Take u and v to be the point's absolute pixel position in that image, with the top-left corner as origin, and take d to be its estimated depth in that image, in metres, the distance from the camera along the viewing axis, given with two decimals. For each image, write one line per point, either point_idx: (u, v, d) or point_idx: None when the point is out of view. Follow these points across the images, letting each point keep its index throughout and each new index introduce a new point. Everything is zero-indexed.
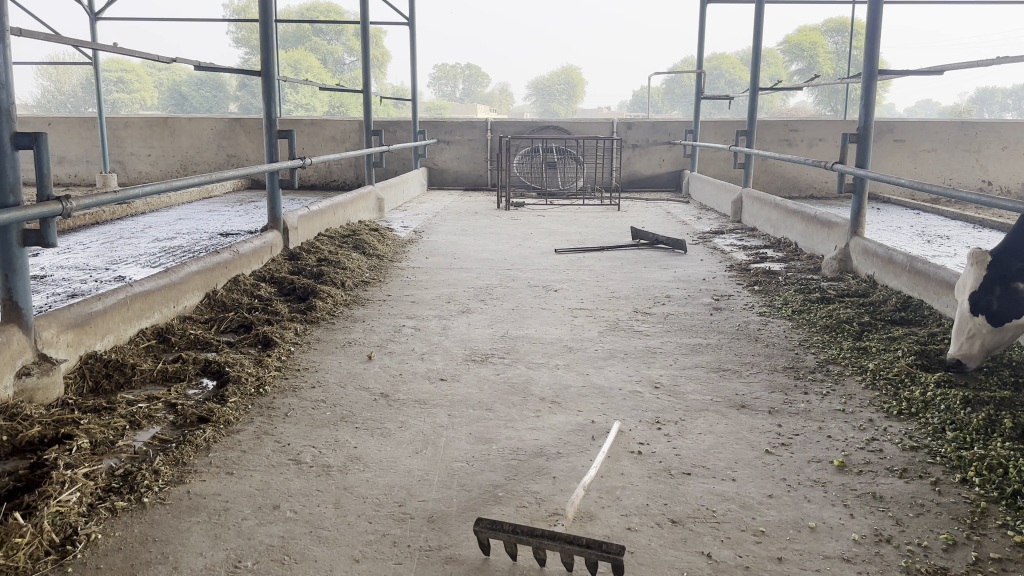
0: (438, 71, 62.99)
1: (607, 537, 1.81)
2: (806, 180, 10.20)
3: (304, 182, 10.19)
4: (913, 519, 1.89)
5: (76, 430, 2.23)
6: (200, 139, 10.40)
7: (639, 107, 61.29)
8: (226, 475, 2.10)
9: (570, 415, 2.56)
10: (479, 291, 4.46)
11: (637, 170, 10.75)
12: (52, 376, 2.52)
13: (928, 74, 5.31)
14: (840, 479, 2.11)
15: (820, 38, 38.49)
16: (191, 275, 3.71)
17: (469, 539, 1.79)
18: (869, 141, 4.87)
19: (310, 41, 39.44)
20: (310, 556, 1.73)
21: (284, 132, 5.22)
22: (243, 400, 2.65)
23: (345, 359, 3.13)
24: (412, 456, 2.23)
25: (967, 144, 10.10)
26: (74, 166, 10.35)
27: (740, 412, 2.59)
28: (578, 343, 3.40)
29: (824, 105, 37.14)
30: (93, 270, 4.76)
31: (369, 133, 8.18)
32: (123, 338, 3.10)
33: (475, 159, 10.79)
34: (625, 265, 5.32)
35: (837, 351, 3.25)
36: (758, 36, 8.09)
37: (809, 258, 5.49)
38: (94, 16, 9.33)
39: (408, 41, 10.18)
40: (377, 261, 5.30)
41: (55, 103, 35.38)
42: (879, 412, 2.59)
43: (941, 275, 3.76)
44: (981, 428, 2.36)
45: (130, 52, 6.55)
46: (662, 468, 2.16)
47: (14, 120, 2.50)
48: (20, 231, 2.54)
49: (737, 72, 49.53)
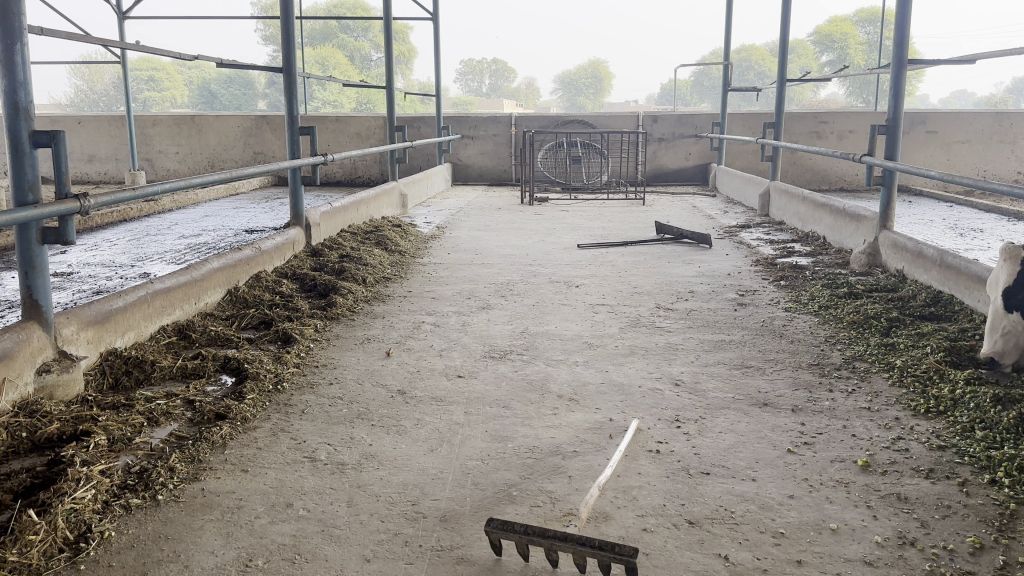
0: (465, 67, 63.30)
1: (622, 538, 1.77)
2: (835, 173, 10.03)
3: (329, 178, 10.25)
4: (939, 521, 1.83)
5: (95, 427, 2.26)
6: (227, 136, 10.50)
7: (666, 100, 61.39)
8: (241, 472, 2.10)
9: (588, 413, 2.52)
10: (500, 287, 4.44)
11: (663, 163, 10.64)
12: (72, 373, 2.55)
13: (958, 63, 5.19)
14: (864, 479, 2.05)
15: (852, 29, 37.97)
16: (212, 272, 3.73)
17: (482, 540, 1.77)
18: (899, 133, 4.74)
19: (336, 38, 39.75)
20: (320, 555, 1.72)
21: (307, 129, 5.22)
22: (260, 396, 2.66)
23: (364, 356, 3.13)
24: (427, 454, 2.22)
25: (1002, 135, 9.85)
26: (103, 164, 10.51)
27: (762, 411, 2.54)
28: (599, 339, 3.38)
29: (856, 97, 36.58)
30: (119, 267, 4.81)
31: (393, 129, 8.18)
32: (143, 334, 3.12)
33: (499, 154, 10.76)
34: (649, 260, 5.26)
35: (864, 347, 3.18)
36: (785, 25, 7.94)
37: (836, 252, 5.38)
38: (123, 15, 9.46)
39: (432, 36, 10.17)
40: (399, 257, 5.31)
41: (89, 102, 36.27)
42: (906, 410, 2.52)
43: (973, 269, 3.66)
44: (1012, 427, 2.28)
45: (156, 51, 6.63)
46: (680, 468, 2.12)
47: (33, 118, 2.53)
48: (38, 229, 2.57)
49: (766, 65, 49.02)
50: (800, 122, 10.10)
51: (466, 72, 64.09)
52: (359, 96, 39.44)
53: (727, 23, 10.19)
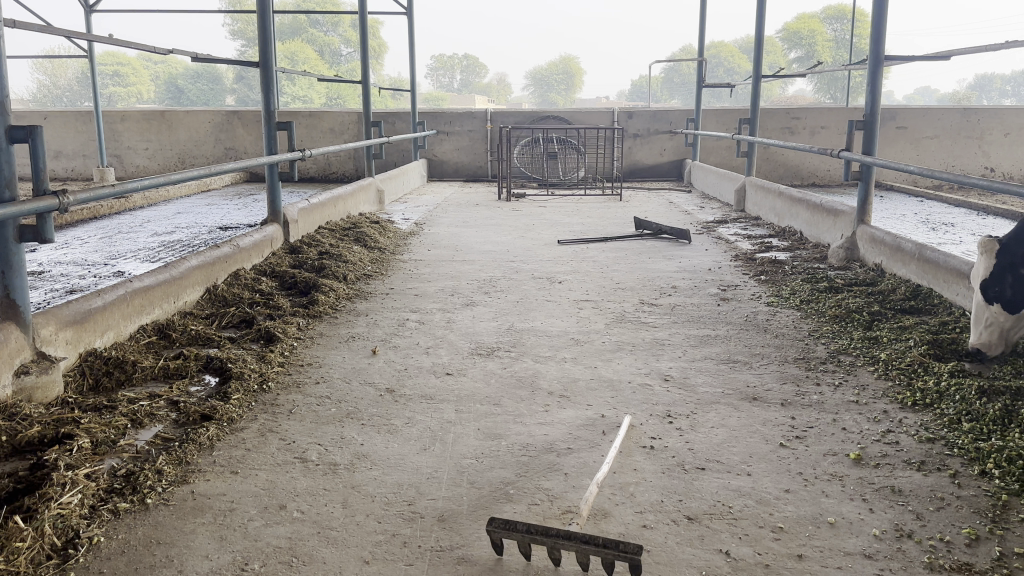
0: (437, 62, 63.12)
1: (622, 535, 1.76)
2: (808, 169, 10.15)
3: (303, 174, 10.13)
4: (934, 513, 1.85)
5: (77, 430, 2.20)
6: (198, 133, 10.34)
7: (638, 97, 61.96)
8: (231, 474, 2.06)
9: (580, 409, 2.51)
10: (482, 283, 4.41)
11: (638, 159, 10.68)
12: (52, 374, 2.48)
13: (933, 59, 5.27)
14: (857, 472, 2.06)
15: (820, 26, 38.57)
16: (190, 270, 3.66)
17: (482, 539, 1.75)
18: (876, 128, 4.76)
19: (306, 32, 39.37)
20: (318, 557, 1.68)
21: (284, 124, 5.09)
22: (246, 397, 2.61)
23: (349, 354, 3.09)
24: (420, 453, 2.19)
25: (968, 131, 10.04)
26: (70, 161, 10.28)
27: (752, 405, 2.55)
28: (585, 335, 3.37)
29: (824, 93, 37.11)
30: (91, 266, 4.70)
31: (369, 124, 8.07)
32: (122, 334, 3.05)
33: (475, 150, 10.71)
34: (630, 255, 5.27)
35: (848, 340, 3.21)
36: (760, 22, 7.99)
37: (815, 247, 5.42)
38: (90, 8, 9.25)
39: (407, 31, 10.09)
40: (379, 254, 5.26)
41: (51, 97, 35.65)
42: (893, 403, 2.55)
43: (952, 263, 3.70)
44: (998, 419, 2.32)
45: (125, 44, 6.49)
46: (675, 463, 2.12)
47: (8, 113, 2.46)
48: (15, 227, 2.50)
49: (737, 62, 49.56)
50: (774, 117, 10.19)
51: (438, 68, 63.91)
52: (329, 91, 39.10)
53: (701, 20, 10.24)
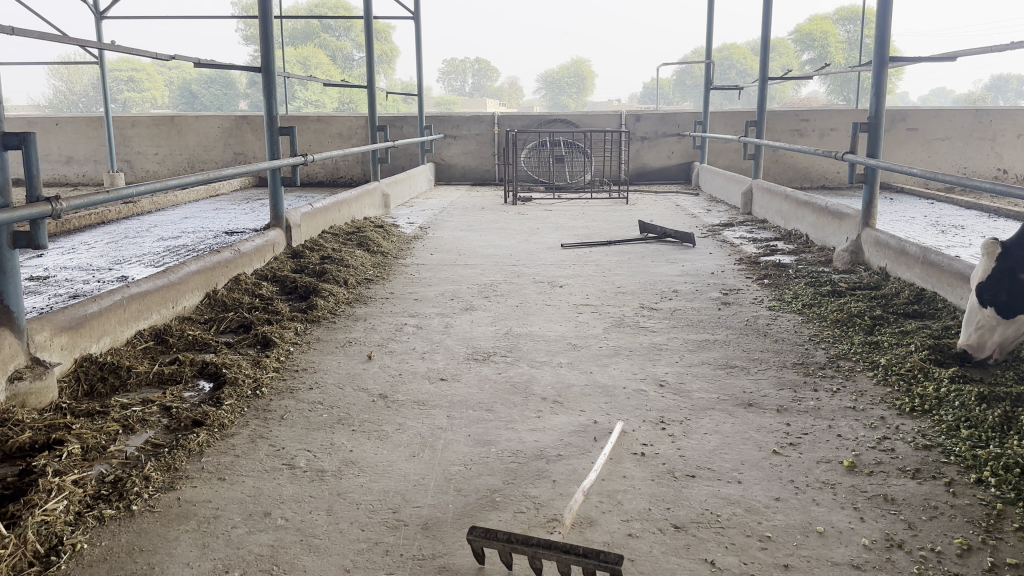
0: (449, 66, 63.34)
1: (607, 544, 1.74)
2: (817, 171, 10.08)
3: (311, 178, 10.18)
4: (926, 522, 1.81)
5: (67, 436, 2.20)
6: (207, 137, 10.39)
7: (650, 99, 61.98)
8: (218, 481, 2.05)
9: (572, 415, 2.49)
10: (483, 288, 4.40)
11: (646, 162, 10.65)
12: (46, 380, 2.49)
13: (938, 60, 5.23)
14: (850, 480, 2.03)
15: (832, 28, 38.44)
16: (190, 275, 3.67)
17: (464, 548, 1.73)
18: (881, 130, 4.69)
19: (318, 38, 39.60)
20: (298, 566, 1.67)
21: (286, 129, 5.08)
22: (239, 403, 2.60)
23: (345, 360, 3.08)
24: (409, 459, 2.18)
25: (980, 132, 9.94)
26: (82, 166, 10.37)
27: (747, 411, 2.52)
28: (583, 339, 3.35)
29: (836, 95, 37.03)
30: (96, 270, 4.73)
31: (376, 128, 8.10)
32: (119, 339, 3.06)
33: (482, 153, 10.72)
34: (633, 259, 5.24)
35: (848, 345, 3.17)
36: (767, 23, 7.93)
37: (820, 250, 5.38)
38: (100, 16, 9.33)
39: (414, 35, 10.11)
40: (381, 258, 5.26)
41: (67, 104, 36.10)
42: (891, 409, 2.51)
43: (954, 267, 3.67)
44: (997, 425, 2.28)
45: (133, 51, 6.54)
46: (665, 470, 2.10)
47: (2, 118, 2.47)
48: (10, 233, 2.49)
49: (749, 64, 49.46)
50: (782, 119, 10.14)
51: (450, 72, 64.13)
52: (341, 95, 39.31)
53: (709, 22, 10.21)
